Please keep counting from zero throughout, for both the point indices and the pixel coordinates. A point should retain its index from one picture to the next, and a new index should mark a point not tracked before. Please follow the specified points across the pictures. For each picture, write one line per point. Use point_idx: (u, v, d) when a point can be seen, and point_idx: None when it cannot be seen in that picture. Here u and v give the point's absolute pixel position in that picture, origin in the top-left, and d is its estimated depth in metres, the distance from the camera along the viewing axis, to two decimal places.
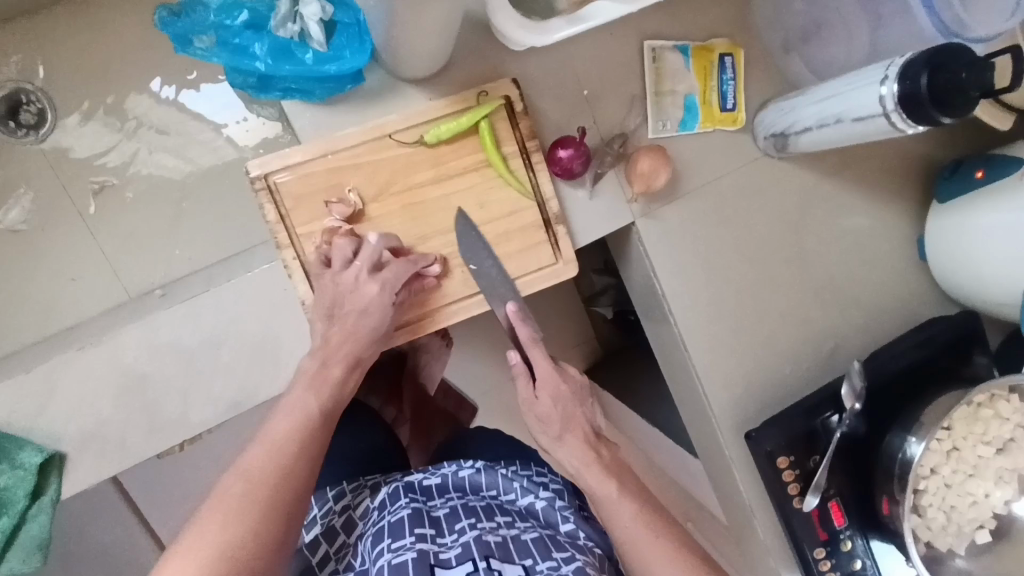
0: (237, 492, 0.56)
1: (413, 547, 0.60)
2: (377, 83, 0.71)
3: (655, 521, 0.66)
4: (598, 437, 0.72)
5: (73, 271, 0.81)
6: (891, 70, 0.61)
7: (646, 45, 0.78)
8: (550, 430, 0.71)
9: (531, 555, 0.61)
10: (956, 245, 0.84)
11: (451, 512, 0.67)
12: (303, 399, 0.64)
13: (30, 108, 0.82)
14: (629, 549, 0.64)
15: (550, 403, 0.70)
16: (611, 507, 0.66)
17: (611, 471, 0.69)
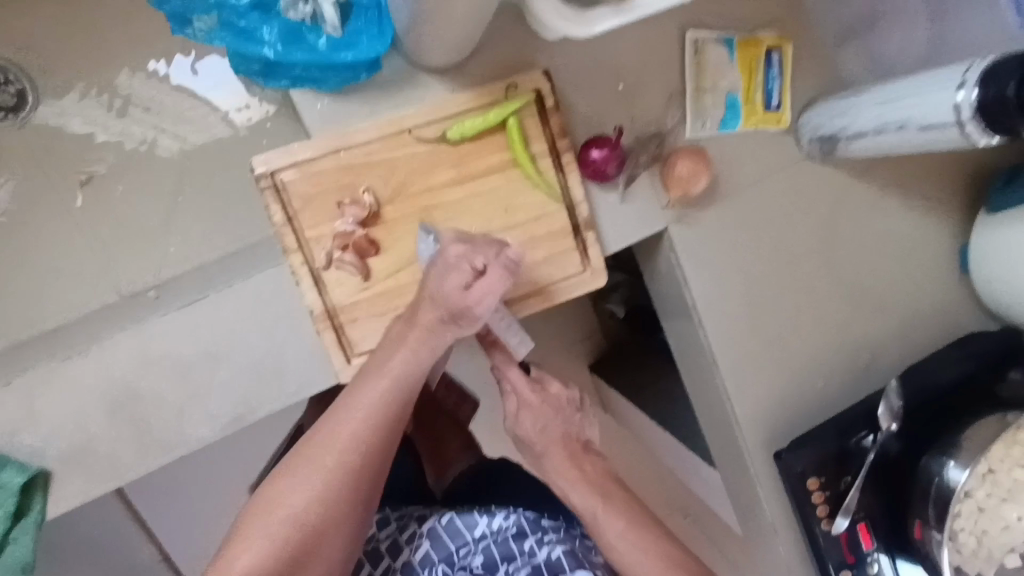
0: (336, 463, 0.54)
1: None
2: (395, 72, 0.65)
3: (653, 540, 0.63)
4: (583, 448, 0.71)
5: (59, 268, 0.75)
6: (971, 74, 0.56)
7: (688, 36, 0.71)
8: (533, 450, 0.71)
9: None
10: (1007, 259, 0.79)
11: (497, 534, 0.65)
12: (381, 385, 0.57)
13: (9, 89, 0.76)
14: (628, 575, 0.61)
15: (532, 421, 0.71)
16: (596, 522, 0.64)
17: (594, 485, 0.67)
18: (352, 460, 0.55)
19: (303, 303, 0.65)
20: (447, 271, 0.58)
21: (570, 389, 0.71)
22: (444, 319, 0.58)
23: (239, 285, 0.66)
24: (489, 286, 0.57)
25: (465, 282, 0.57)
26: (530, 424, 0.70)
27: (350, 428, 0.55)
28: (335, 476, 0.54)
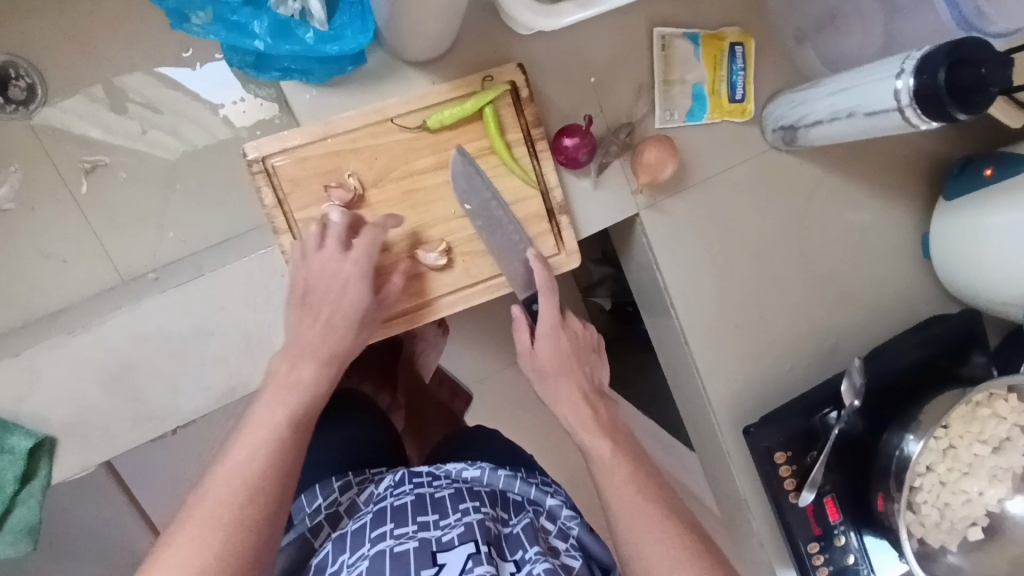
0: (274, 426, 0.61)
1: (415, 535, 0.59)
2: (379, 64, 0.69)
3: (650, 491, 0.65)
4: (596, 393, 0.73)
5: (64, 252, 0.79)
6: (908, 63, 0.60)
7: (656, 32, 0.75)
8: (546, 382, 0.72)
9: (525, 548, 0.60)
10: (963, 243, 0.83)
11: (455, 494, 0.64)
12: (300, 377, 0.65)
13: (19, 83, 0.78)
14: (624, 527, 0.63)
15: (548, 351, 0.72)
16: (604, 465, 0.67)
17: (608, 429, 0.69)
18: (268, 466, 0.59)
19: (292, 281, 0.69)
20: (326, 288, 0.66)
21: (590, 329, 0.74)
22: (329, 347, 0.66)
23: (231, 265, 0.69)
24: (391, 286, 0.69)
25: (341, 299, 0.66)
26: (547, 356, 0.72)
27: (280, 405, 0.63)
28: (246, 489, 0.57)
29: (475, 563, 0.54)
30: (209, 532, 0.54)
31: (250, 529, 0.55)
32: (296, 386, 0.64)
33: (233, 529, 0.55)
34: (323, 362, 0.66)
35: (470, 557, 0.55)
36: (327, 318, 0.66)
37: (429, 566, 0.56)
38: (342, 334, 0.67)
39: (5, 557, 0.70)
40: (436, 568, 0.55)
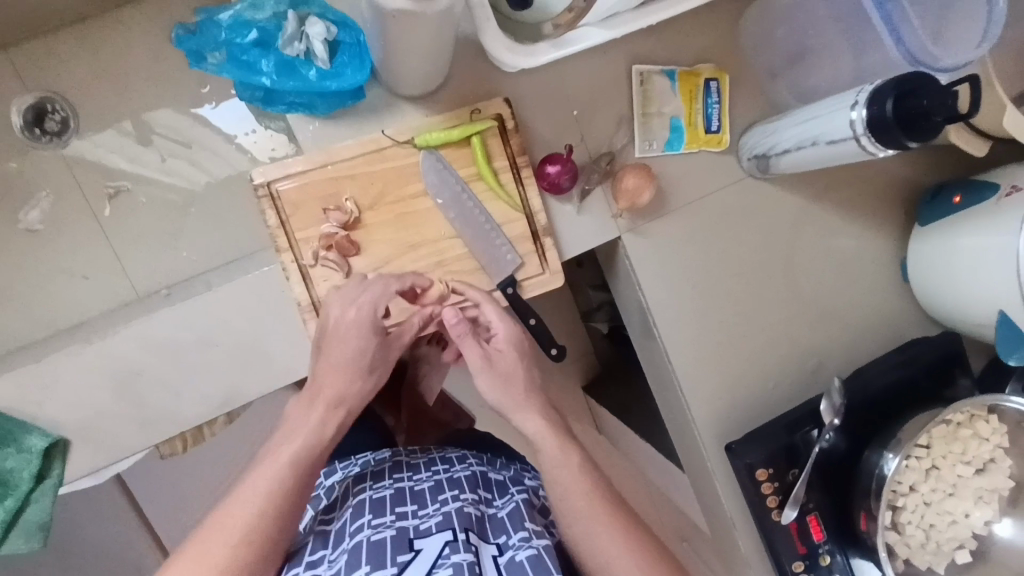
0: (281, 469, 0.60)
1: (392, 525, 0.62)
2: (376, 99, 0.75)
3: (605, 496, 0.63)
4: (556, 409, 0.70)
5: (85, 270, 0.85)
6: (861, 95, 0.65)
7: (634, 69, 0.81)
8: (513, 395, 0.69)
9: (505, 531, 0.64)
10: (939, 266, 0.85)
11: (434, 486, 0.69)
12: (293, 439, 0.63)
13: (54, 116, 0.85)
14: (576, 534, 0.61)
15: (506, 359, 0.71)
16: (556, 467, 0.64)
17: (565, 435, 0.67)
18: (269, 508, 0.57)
19: (291, 296, 0.74)
20: (340, 340, 0.68)
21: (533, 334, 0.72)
22: (339, 391, 0.67)
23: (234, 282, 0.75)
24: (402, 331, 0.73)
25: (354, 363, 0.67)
26: (489, 382, 0.69)
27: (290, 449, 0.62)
28: (248, 532, 0.56)
29: (452, 550, 0.58)
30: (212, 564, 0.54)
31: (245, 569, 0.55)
32: (303, 431, 0.63)
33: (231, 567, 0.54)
34: (332, 405, 0.66)
35: (446, 545, 0.58)
36: (337, 363, 0.67)
37: (406, 551, 0.59)
38: (355, 382, 0.68)
39: (19, 554, 0.73)
40: (413, 552, 0.58)
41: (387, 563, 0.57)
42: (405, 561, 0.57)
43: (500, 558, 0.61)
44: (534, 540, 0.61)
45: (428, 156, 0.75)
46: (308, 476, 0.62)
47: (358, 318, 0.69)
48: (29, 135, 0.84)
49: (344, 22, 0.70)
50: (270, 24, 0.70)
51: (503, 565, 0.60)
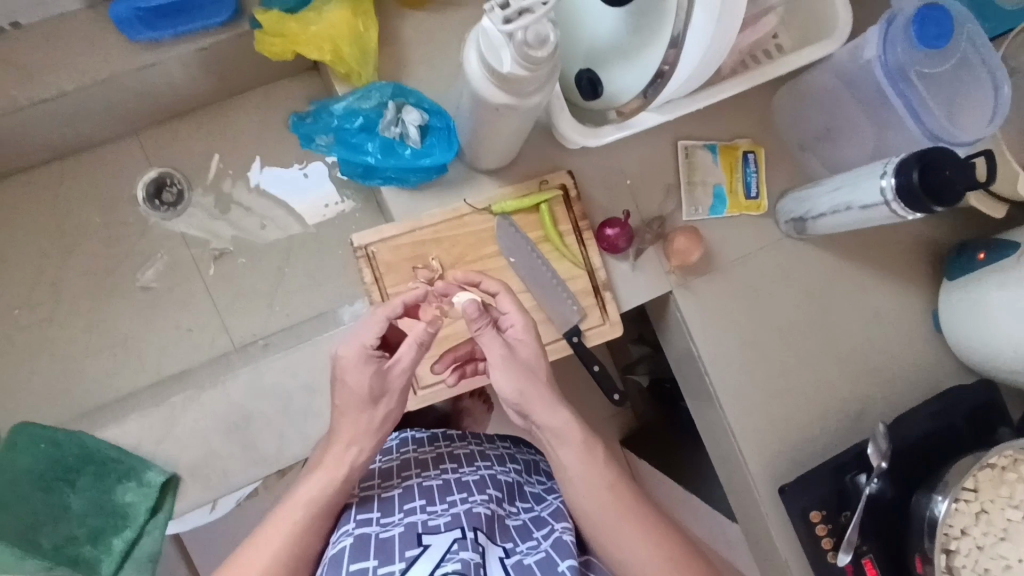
0: (297, 517, 0.66)
1: (400, 523, 0.68)
2: (457, 173, 0.87)
3: (626, 497, 0.69)
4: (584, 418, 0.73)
5: (189, 323, 0.95)
6: (889, 167, 0.74)
7: (680, 144, 0.92)
8: (544, 394, 0.70)
9: (512, 539, 0.70)
10: (971, 317, 0.91)
11: (443, 486, 0.75)
12: (313, 485, 0.68)
13: (171, 189, 0.98)
14: (600, 534, 0.68)
15: (526, 354, 0.71)
16: (583, 475, 0.69)
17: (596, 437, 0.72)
18: (290, 552, 0.64)
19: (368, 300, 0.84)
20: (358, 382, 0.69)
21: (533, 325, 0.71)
22: (362, 425, 0.70)
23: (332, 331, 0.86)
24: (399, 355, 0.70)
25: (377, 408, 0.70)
26: (508, 374, 0.70)
27: (305, 494, 0.67)
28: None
29: (461, 547, 0.62)
30: None
31: None
32: (316, 472, 0.69)
33: None
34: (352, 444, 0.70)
35: (454, 542, 0.63)
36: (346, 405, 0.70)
37: (414, 546, 0.64)
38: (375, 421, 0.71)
39: None
40: (421, 547, 0.63)
41: (397, 559, 0.62)
42: (414, 555, 0.62)
43: (507, 559, 0.66)
44: (543, 545, 0.69)
45: (503, 223, 0.85)
46: (322, 518, 0.67)
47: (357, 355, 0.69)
48: (150, 206, 0.97)
49: (435, 110, 0.82)
50: (373, 112, 0.82)
51: (510, 564, 0.65)
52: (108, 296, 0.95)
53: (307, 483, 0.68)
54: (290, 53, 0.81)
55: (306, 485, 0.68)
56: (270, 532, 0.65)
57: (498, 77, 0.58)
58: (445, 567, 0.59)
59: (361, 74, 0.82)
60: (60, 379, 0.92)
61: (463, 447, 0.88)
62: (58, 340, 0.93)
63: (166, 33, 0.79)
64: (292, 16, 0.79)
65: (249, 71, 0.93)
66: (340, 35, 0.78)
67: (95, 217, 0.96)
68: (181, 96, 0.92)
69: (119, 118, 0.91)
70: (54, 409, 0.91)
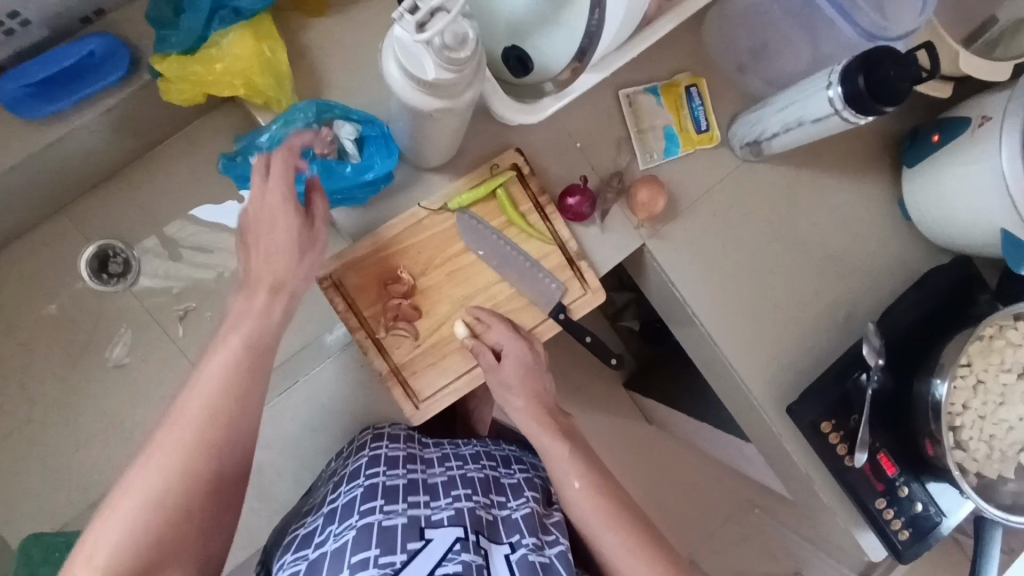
0: (206, 397, 0.60)
1: (404, 512, 0.69)
2: (404, 177, 0.84)
3: (609, 501, 0.74)
4: (556, 406, 0.83)
5: (172, 390, 0.93)
6: (834, 77, 0.73)
7: (620, 94, 0.90)
8: (538, 381, 0.82)
9: (518, 530, 0.71)
10: (935, 201, 0.92)
11: (447, 483, 0.76)
12: (232, 344, 0.63)
13: (117, 259, 0.94)
14: (586, 530, 0.73)
15: (520, 354, 0.81)
16: (564, 474, 0.76)
17: (562, 431, 0.80)
18: (205, 428, 0.58)
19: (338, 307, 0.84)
20: (268, 220, 0.69)
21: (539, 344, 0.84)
22: (275, 274, 0.69)
23: (319, 366, 0.87)
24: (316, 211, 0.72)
25: (274, 229, 0.69)
26: (517, 357, 0.81)
27: (215, 365, 0.62)
28: (187, 463, 0.57)
29: (462, 548, 0.64)
30: (153, 491, 0.55)
31: (182, 509, 0.55)
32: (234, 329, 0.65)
33: (166, 507, 0.55)
34: (274, 289, 0.68)
35: (457, 541, 0.65)
36: (264, 256, 0.69)
37: (416, 540, 0.65)
38: (292, 267, 0.69)
39: None
40: (422, 540, 0.65)
41: (398, 549, 0.63)
42: (415, 548, 0.64)
43: (512, 555, 0.68)
44: (548, 551, 0.70)
45: (462, 217, 0.83)
46: (244, 401, 0.61)
47: (277, 205, 0.69)
48: (98, 280, 0.93)
49: (366, 118, 0.79)
50: None
51: (514, 561, 0.67)
52: (81, 383, 0.92)
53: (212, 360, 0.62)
54: (201, 95, 0.77)
55: (214, 360, 0.62)
56: (179, 423, 0.58)
57: (425, 85, 0.56)
58: (444, 568, 0.62)
59: (280, 101, 0.78)
60: (55, 478, 0.90)
61: (468, 448, 0.89)
62: (40, 440, 0.90)
63: (68, 103, 0.75)
64: (193, 57, 0.74)
65: (163, 118, 0.88)
66: (250, 66, 0.75)
67: (47, 306, 0.92)
68: (99, 161, 0.87)
69: (40, 201, 0.86)
70: (56, 509, 0.89)
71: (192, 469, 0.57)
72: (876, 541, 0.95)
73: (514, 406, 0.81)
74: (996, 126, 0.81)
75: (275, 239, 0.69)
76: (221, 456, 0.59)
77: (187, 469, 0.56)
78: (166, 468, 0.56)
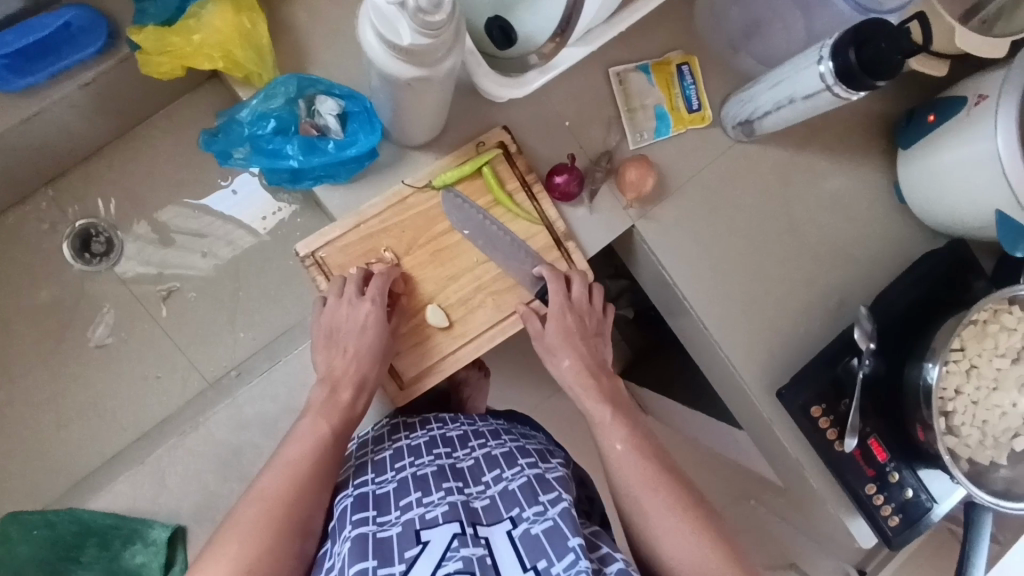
0: (283, 480, 0.66)
1: (397, 521, 0.65)
2: (389, 154, 0.82)
3: (650, 459, 0.72)
4: (599, 368, 0.82)
5: (156, 369, 0.93)
6: (825, 51, 0.71)
7: (610, 72, 0.88)
8: (576, 347, 0.82)
9: (518, 504, 0.68)
10: (930, 183, 0.90)
11: (438, 471, 0.71)
12: (318, 424, 0.71)
13: (99, 239, 0.94)
14: (627, 489, 0.71)
15: (556, 328, 0.82)
16: (606, 429, 0.76)
17: (609, 399, 0.79)
18: (290, 502, 0.64)
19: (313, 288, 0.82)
20: (356, 329, 0.76)
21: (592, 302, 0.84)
22: (358, 373, 0.76)
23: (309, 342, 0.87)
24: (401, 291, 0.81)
25: (362, 335, 0.76)
26: (559, 323, 0.82)
27: (296, 451, 0.69)
28: (264, 535, 0.62)
29: (461, 543, 0.61)
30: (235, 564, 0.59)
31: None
32: (320, 419, 0.72)
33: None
34: (357, 388, 0.76)
35: (454, 537, 0.61)
36: (353, 350, 0.77)
37: (413, 545, 0.62)
38: (368, 365, 0.77)
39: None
40: (421, 545, 0.61)
41: (396, 561, 0.60)
42: (414, 555, 0.61)
43: (515, 531, 0.64)
44: (551, 512, 0.65)
45: (447, 196, 0.82)
46: (316, 481, 0.67)
47: (374, 311, 0.76)
48: (81, 260, 0.93)
49: (350, 94, 0.77)
50: (283, 111, 0.77)
51: (517, 534, 0.64)
52: (64, 364, 0.92)
53: (295, 448, 0.69)
54: (180, 68, 0.77)
55: (293, 447, 0.69)
56: (259, 501, 0.64)
57: (402, 51, 0.55)
58: (447, 566, 0.58)
59: (261, 75, 0.77)
60: (41, 460, 0.91)
61: (455, 429, 0.83)
62: (27, 418, 0.91)
63: (43, 75, 0.74)
64: (170, 29, 0.74)
65: (144, 96, 0.87)
66: (229, 39, 0.74)
67: (31, 288, 0.92)
68: (81, 138, 0.87)
69: (18, 178, 0.86)
70: (41, 486, 0.90)
71: (269, 543, 0.61)
72: (866, 528, 0.94)
73: (560, 365, 0.81)
74: (992, 105, 0.80)
75: (357, 341, 0.76)
76: (294, 528, 0.63)
77: (266, 539, 0.61)
78: (241, 548, 0.60)
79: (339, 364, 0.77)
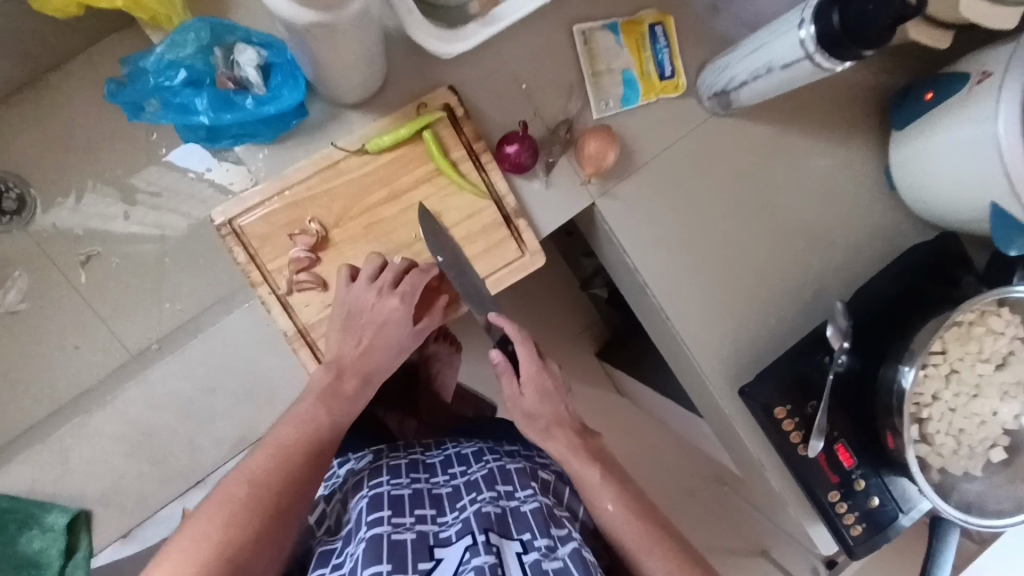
0: (269, 460, 0.62)
1: (412, 527, 0.61)
2: (320, 113, 0.74)
3: (649, 528, 0.67)
4: (584, 429, 0.74)
5: (75, 340, 0.96)
6: (807, 13, 0.63)
7: (575, 29, 0.79)
8: (538, 424, 0.73)
9: (529, 528, 0.62)
10: (922, 170, 0.82)
11: (453, 491, 0.68)
12: (315, 410, 0.66)
13: (9, 195, 0.96)
14: (622, 551, 0.66)
15: (535, 396, 0.73)
16: (592, 492, 0.69)
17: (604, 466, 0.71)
18: (270, 484, 0.60)
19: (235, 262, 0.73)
20: (378, 324, 0.70)
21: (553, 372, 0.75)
22: (370, 364, 0.70)
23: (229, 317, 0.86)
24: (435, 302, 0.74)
25: (382, 330, 0.70)
26: (528, 394, 0.73)
27: (287, 433, 0.64)
28: (239, 508, 0.58)
29: (472, 554, 0.57)
30: (205, 541, 0.56)
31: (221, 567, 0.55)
32: (314, 404, 0.67)
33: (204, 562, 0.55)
34: (364, 380, 0.69)
35: (466, 550, 0.57)
36: (368, 340, 0.70)
37: (426, 559, 0.58)
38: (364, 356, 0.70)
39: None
40: (433, 562, 0.58)
41: (410, 569, 0.56)
42: (426, 570, 0.57)
43: (525, 557, 0.58)
44: (559, 551, 0.59)
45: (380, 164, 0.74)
46: (300, 463, 0.63)
47: (401, 309, 0.70)
48: None
49: (272, 44, 0.71)
50: (196, 61, 0.71)
51: (527, 563, 0.58)
52: None
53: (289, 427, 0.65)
54: (75, 6, 0.74)
55: (285, 428, 0.65)
56: (241, 476, 0.60)
57: None
58: None
59: (170, 17, 0.71)
60: None
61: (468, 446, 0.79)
62: None
63: None
64: None
65: None
66: None
67: None
68: None
69: None
70: None
71: (247, 521, 0.57)
72: (826, 534, 0.88)
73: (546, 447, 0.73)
74: (997, 82, 0.71)
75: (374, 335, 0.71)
76: (272, 506, 0.59)
77: (241, 517, 0.58)
78: (216, 525, 0.57)
79: (348, 347, 0.70)
